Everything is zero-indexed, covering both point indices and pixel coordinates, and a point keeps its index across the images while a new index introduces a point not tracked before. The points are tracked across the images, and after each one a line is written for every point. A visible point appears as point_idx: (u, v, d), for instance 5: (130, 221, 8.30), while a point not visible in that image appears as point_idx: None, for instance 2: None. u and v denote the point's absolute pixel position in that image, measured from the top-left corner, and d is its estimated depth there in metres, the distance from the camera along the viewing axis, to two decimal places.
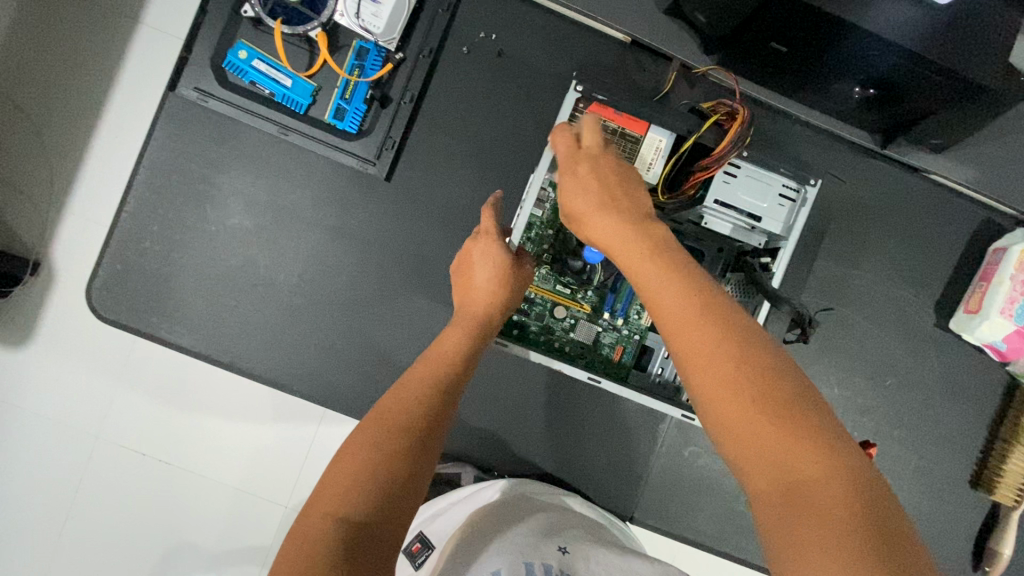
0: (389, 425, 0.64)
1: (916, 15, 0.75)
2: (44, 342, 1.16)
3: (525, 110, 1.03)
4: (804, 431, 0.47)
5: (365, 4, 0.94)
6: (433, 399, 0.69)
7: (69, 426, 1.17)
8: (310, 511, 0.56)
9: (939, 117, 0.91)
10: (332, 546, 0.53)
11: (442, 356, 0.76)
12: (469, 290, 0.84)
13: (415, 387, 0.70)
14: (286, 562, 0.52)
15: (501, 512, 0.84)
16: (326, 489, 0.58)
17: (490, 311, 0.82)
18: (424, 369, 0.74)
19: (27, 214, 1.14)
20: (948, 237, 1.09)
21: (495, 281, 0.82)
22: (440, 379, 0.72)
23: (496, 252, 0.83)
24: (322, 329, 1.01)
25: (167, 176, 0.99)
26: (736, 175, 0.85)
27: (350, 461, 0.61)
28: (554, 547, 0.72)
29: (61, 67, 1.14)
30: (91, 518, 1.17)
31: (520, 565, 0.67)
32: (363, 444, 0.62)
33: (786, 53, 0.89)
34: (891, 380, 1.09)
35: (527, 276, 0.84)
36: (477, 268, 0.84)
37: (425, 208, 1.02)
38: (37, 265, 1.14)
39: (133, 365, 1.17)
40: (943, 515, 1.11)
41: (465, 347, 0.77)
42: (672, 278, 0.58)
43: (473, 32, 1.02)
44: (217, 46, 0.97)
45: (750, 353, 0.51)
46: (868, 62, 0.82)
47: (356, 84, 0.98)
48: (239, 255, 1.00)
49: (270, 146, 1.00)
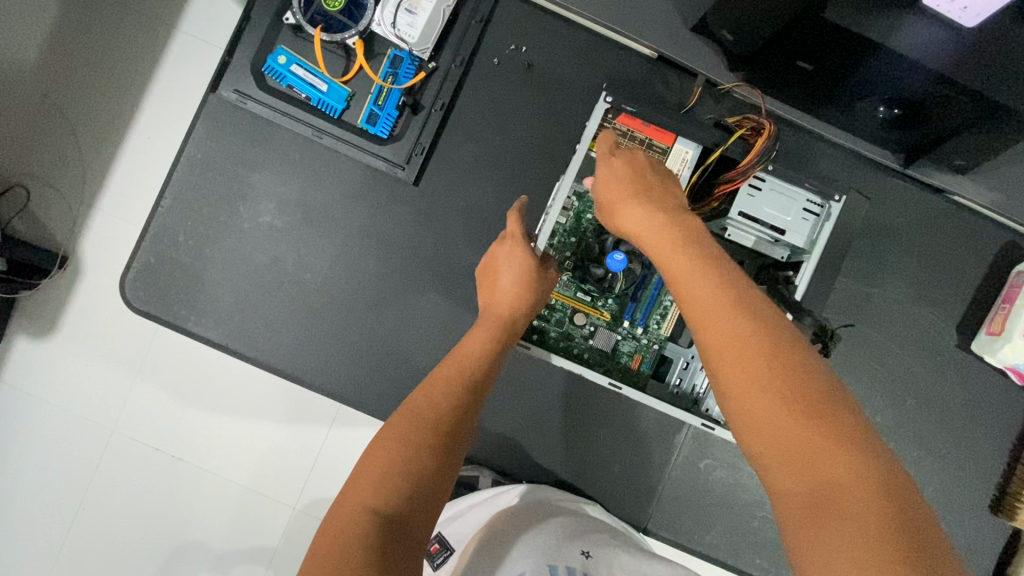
0: (420, 420, 0.66)
1: (943, 38, 0.77)
2: (69, 335, 1.19)
3: (553, 120, 1.06)
4: (833, 430, 0.48)
5: (402, 14, 0.98)
6: (459, 396, 0.71)
7: (87, 421, 1.19)
8: (343, 503, 0.58)
9: (958, 140, 0.93)
10: (365, 536, 0.54)
11: (470, 354, 0.77)
12: (494, 292, 0.85)
13: (443, 384, 0.72)
14: (322, 550, 0.54)
15: (521, 514, 0.85)
16: (357, 482, 0.60)
17: (515, 312, 0.83)
18: (451, 366, 0.75)
19: (61, 210, 1.18)
20: (971, 258, 1.09)
21: (523, 282, 0.84)
22: (468, 376, 0.74)
23: (521, 255, 0.85)
24: (345, 328, 1.03)
25: (204, 175, 1.02)
26: (761, 189, 0.87)
27: (380, 455, 0.62)
28: (576, 551, 0.73)
29: (103, 69, 1.18)
30: (100, 511, 1.19)
31: (544, 568, 0.68)
32: (393, 439, 0.64)
33: (811, 71, 0.90)
34: (910, 400, 1.09)
35: (552, 281, 0.86)
36: (502, 271, 0.86)
37: (450, 213, 1.04)
38: (66, 259, 1.18)
39: (154, 359, 1.19)
40: (962, 540, 1.09)
41: (490, 346, 0.79)
42: (704, 272, 0.60)
43: (503, 44, 1.05)
44: (257, 51, 1.00)
45: (780, 349, 0.53)
46: (892, 83, 0.85)
47: (390, 91, 1.01)
48: (269, 252, 1.03)
49: (304, 148, 1.03)
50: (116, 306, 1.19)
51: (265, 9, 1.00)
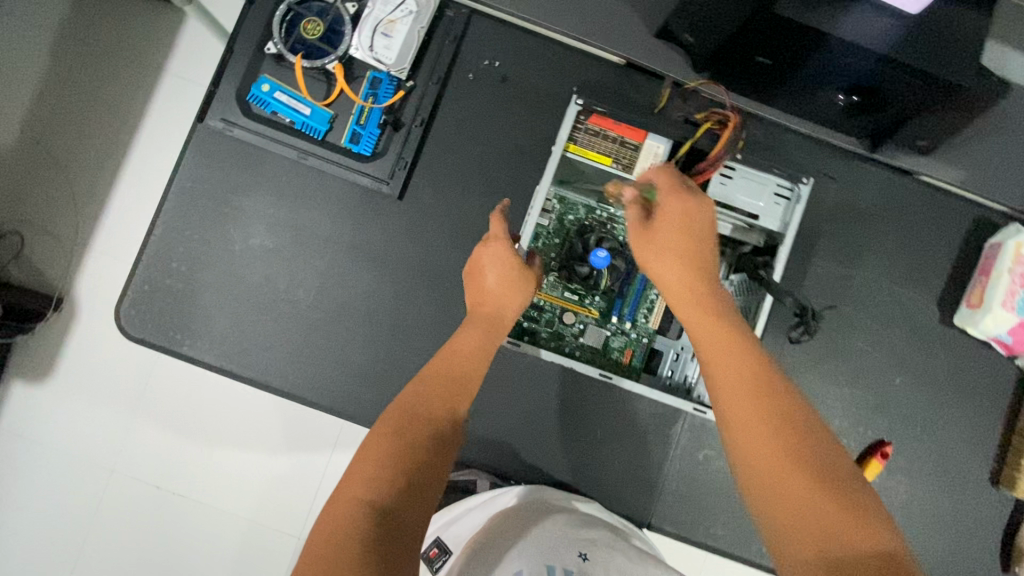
0: (412, 421, 0.67)
1: (888, 25, 0.83)
2: (66, 377, 1.20)
3: (529, 129, 1.09)
4: (847, 511, 0.53)
5: (377, 38, 1.02)
6: (450, 393, 0.73)
7: (84, 460, 1.19)
8: (336, 500, 0.59)
9: (922, 120, 0.96)
10: (359, 531, 0.55)
11: (463, 355, 0.78)
12: (481, 292, 0.87)
13: (436, 383, 0.73)
14: (320, 542, 0.55)
15: (520, 518, 0.83)
16: (352, 478, 0.61)
17: (502, 310, 0.85)
18: (441, 364, 0.76)
19: (53, 252, 1.20)
20: (944, 234, 1.12)
21: (509, 281, 0.85)
22: (460, 378, 0.75)
23: (507, 254, 0.87)
24: (340, 342, 1.05)
25: (194, 201, 1.05)
26: (732, 178, 0.90)
27: (376, 451, 0.63)
28: (574, 553, 0.72)
29: (94, 111, 1.23)
30: (100, 555, 1.18)
31: (541, 567, 0.68)
32: (387, 433, 0.65)
33: (771, 66, 0.95)
34: (901, 377, 1.10)
35: (536, 277, 0.88)
36: (487, 271, 0.87)
37: (436, 223, 1.07)
38: (60, 301, 1.20)
39: (151, 395, 1.20)
40: (966, 515, 1.10)
41: (481, 346, 0.80)
42: (735, 349, 0.64)
43: (478, 60, 1.09)
44: (241, 80, 1.04)
45: (801, 435, 0.57)
46: (845, 70, 0.89)
47: (371, 110, 1.05)
48: (262, 272, 1.05)
49: (290, 170, 1.06)
50: (113, 341, 1.20)
51: (247, 41, 1.04)
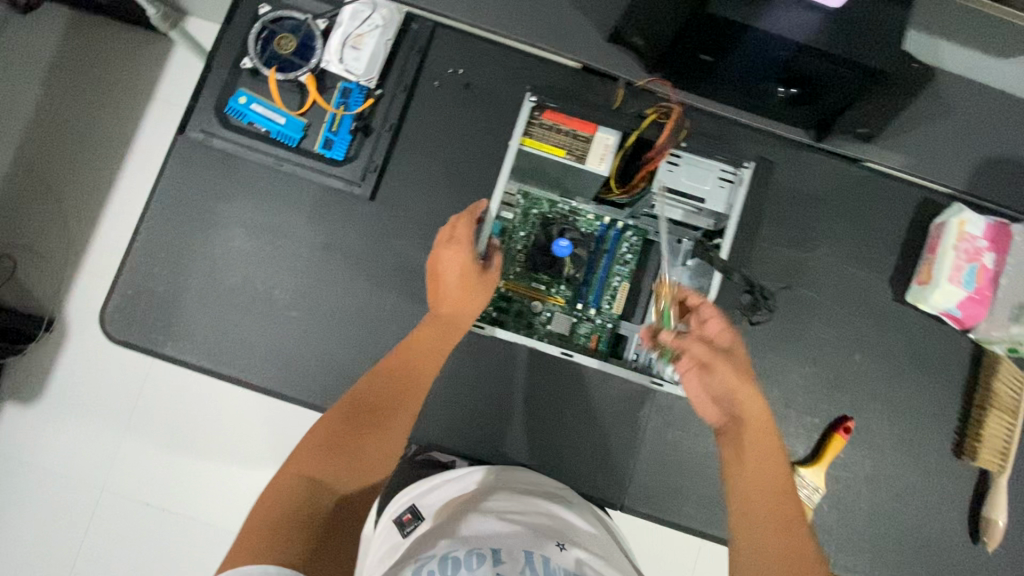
0: (363, 415, 0.77)
1: (812, 20, 0.90)
2: (59, 387, 1.30)
3: (493, 131, 1.16)
4: None
5: (347, 51, 1.10)
6: (395, 390, 0.81)
7: (78, 469, 1.28)
8: (284, 470, 0.71)
9: (858, 107, 1.03)
10: (295, 496, 0.69)
11: (424, 356, 0.85)
12: (439, 291, 0.92)
13: (388, 379, 0.82)
14: (265, 499, 0.69)
15: (500, 501, 0.82)
16: (300, 453, 0.73)
17: (456, 314, 0.90)
18: (395, 359, 0.84)
19: (44, 273, 1.33)
20: (893, 216, 1.18)
21: (464, 281, 0.91)
22: (414, 378, 0.83)
23: (463, 256, 0.91)
24: (318, 338, 1.09)
25: (175, 208, 1.10)
26: (678, 164, 0.99)
27: (321, 432, 0.75)
28: (552, 543, 0.72)
29: (81, 140, 1.36)
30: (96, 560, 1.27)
31: (520, 551, 0.68)
32: (336, 420, 0.76)
33: (713, 63, 1.02)
34: (860, 354, 1.15)
35: (490, 282, 0.93)
36: (445, 272, 0.92)
37: (407, 222, 1.12)
38: (52, 322, 1.31)
39: (144, 406, 1.29)
40: (932, 487, 1.13)
41: (439, 346, 0.87)
42: (763, 485, 0.72)
43: (443, 68, 1.16)
44: (219, 94, 1.10)
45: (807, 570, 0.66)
46: (777, 62, 0.97)
47: (342, 118, 1.12)
48: (241, 274, 1.10)
49: (266, 176, 1.11)
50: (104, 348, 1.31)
51: (225, 59, 1.11)
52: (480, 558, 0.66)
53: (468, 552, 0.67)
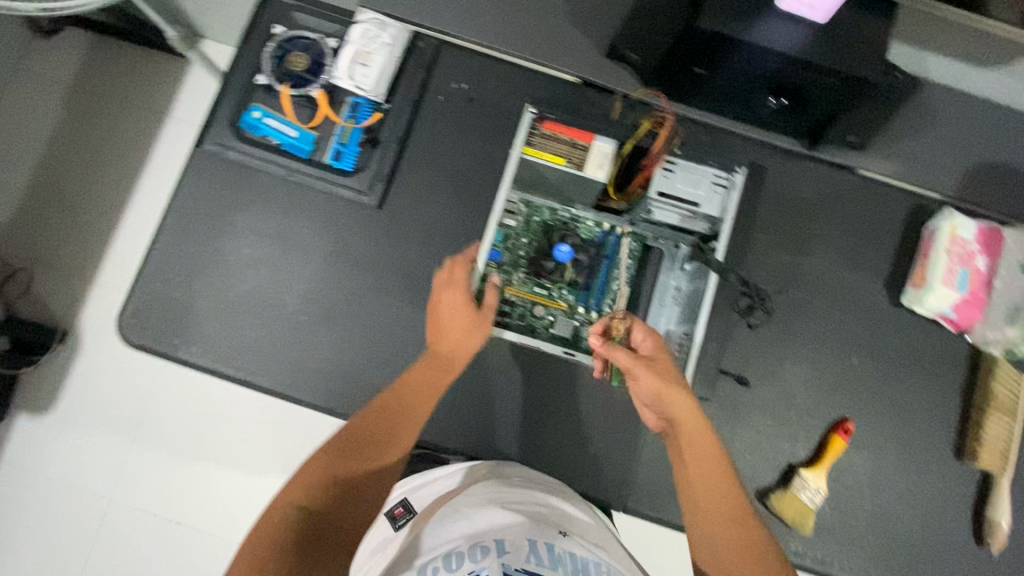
0: (357, 442, 0.85)
1: (798, 34, 0.94)
2: (110, 374, 1.57)
3: (496, 142, 1.20)
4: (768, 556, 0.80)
5: (357, 68, 1.15)
6: (389, 421, 0.88)
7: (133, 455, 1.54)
8: (276, 503, 0.77)
9: (847, 116, 1.07)
10: (289, 525, 0.74)
11: (420, 388, 0.91)
12: (438, 332, 0.96)
13: (382, 412, 0.88)
14: (260, 528, 0.74)
15: (499, 490, 0.84)
16: (293, 485, 0.79)
17: (453, 354, 0.95)
18: (392, 395, 0.90)
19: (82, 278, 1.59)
20: (887, 222, 1.21)
21: (463, 322, 0.95)
22: (409, 409, 0.89)
23: (463, 299, 0.97)
24: (327, 342, 1.12)
25: (191, 217, 1.14)
26: (674, 171, 1.05)
27: (316, 465, 0.81)
28: (555, 530, 0.76)
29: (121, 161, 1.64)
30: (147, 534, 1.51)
31: (524, 539, 0.71)
32: (330, 452, 0.83)
33: (705, 75, 1.07)
34: (858, 358, 1.16)
35: (488, 324, 0.97)
36: (444, 312, 0.96)
37: (413, 229, 1.16)
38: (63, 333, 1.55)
39: (189, 397, 1.57)
40: (933, 489, 1.14)
41: (435, 379, 0.93)
42: (705, 473, 0.84)
43: (447, 83, 1.21)
44: (234, 109, 1.16)
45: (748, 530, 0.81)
46: (766, 74, 1.02)
47: (352, 130, 1.18)
48: (253, 280, 1.13)
49: (278, 186, 1.16)
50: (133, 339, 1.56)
51: (241, 75, 1.17)
52: (484, 550, 0.69)
53: (471, 545, 0.70)
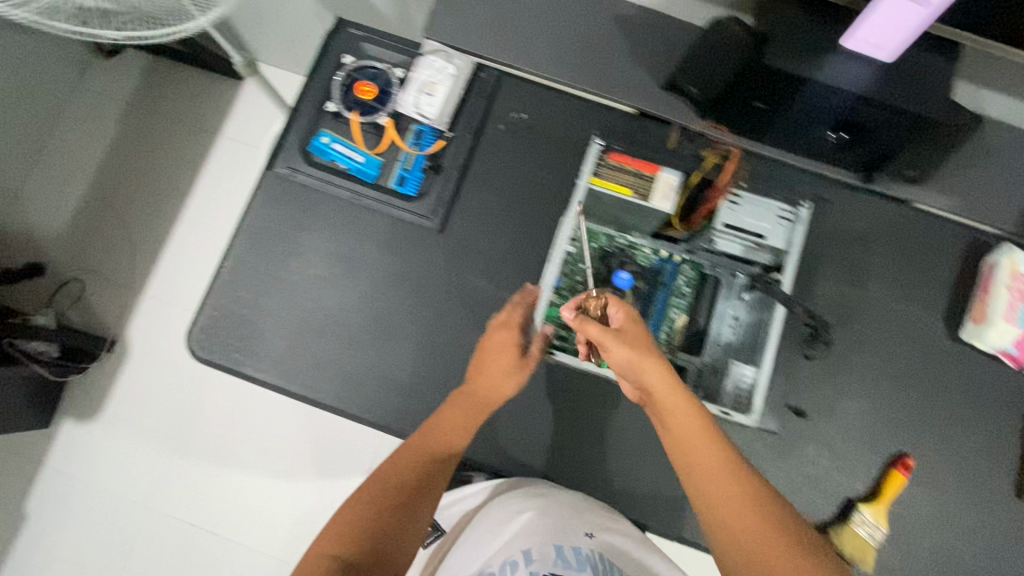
0: (385, 487, 0.93)
1: (865, 72, 0.98)
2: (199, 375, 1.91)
3: (554, 169, 1.23)
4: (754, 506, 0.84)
5: (422, 97, 1.19)
6: (417, 467, 0.96)
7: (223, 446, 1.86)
8: (309, 554, 0.82)
9: (907, 152, 1.09)
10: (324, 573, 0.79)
11: (445, 431, 1.00)
12: (479, 377, 1.04)
13: (407, 458, 0.97)
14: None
15: (519, 496, 1.08)
16: (325, 536, 0.85)
17: (489, 400, 1.03)
18: (418, 442, 0.99)
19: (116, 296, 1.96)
20: (942, 256, 1.21)
21: (504, 366, 1.03)
22: (436, 452, 0.98)
23: (507, 347, 1.04)
24: (387, 361, 1.14)
25: (260, 237, 1.19)
26: (739, 204, 1.08)
27: (347, 516, 0.88)
28: (583, 532, 0.98)
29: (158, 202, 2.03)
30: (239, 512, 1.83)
31: (550, 543, 0.95)
32: (362, 501, 0.90)
33: (766, 110, 1.09)
34: (915, 391, 1.16)
35: (528, 371, 1.05)
36: (488, 359, 1.04)
37: (473, 252, 1.19)
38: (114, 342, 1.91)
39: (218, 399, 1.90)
40: (995, 528, 1.12)
41: (463, 428, 1.01)
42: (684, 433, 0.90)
43: (507, 112, 1.25)
44: (305, 134, 1.21)
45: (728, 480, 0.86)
46: (828, 111, 1.05)
47: (415, 157, 1.22)
48: (318, 298, 1.17)
49: (344, 209, 1.20)
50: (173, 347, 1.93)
51: (311, 102, 1.22)
52: (514, 564, 0.92)
53: (504, 563, 0.93)
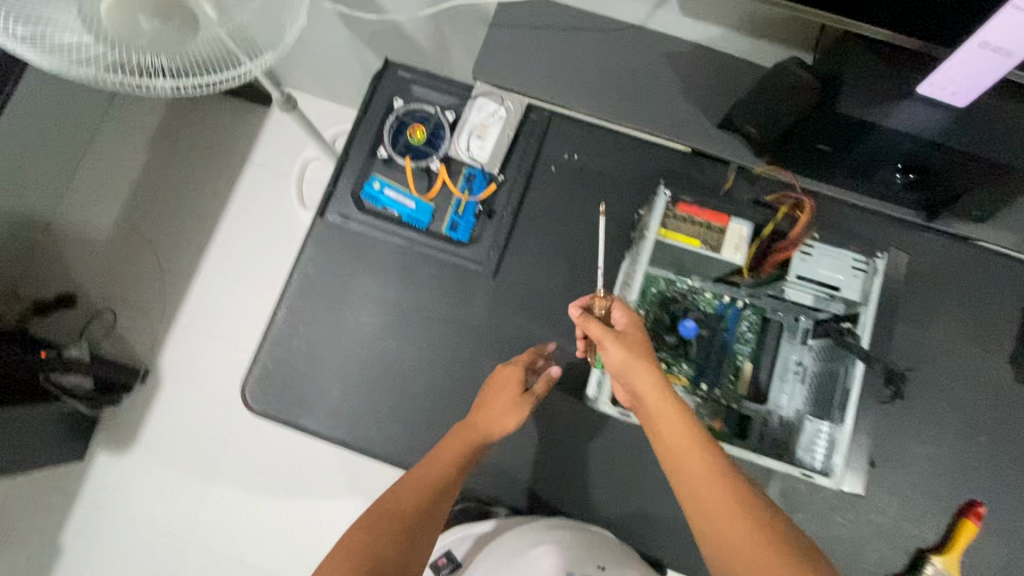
0: (383, 516, 0.90)
1: (936, 117, 0.95)
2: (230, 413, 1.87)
3: (608, 211, 1.21)
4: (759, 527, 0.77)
5: (473, 140, 1.19)
6: (427, 496, 0.94)
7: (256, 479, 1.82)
8: None
9: (977, 194, 1.03)
10: None
11: (446, 457, 0.98)
12: (481, 410, 1.04)
13: (411, 486, 0.95)
14: None
15: (532, 530, 1.08)
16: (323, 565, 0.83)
17: (492, 434, 1.01)
18: (424, 470, 0.97)
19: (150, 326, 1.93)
20: (1008, 295, 1.18)
21: (508, 400, 1.03)
22: (442, 483, 0.95)
23: (513, 377, 1.04)
24: (444, 412, 1.12)
25: (312, 285, 1.17)
26: (812, 254, 1.02)
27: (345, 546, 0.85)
28: (594, 565, 0.99)
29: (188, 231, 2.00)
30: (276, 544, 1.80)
31: None
32: (362, 530, 0.88)
33: (830, 151, 1.08)
34: (985, 436, 1.13)
35: (532, 405, 1.04)
36: (493, 393, 1.04)
37: (529, 298, 1.17)
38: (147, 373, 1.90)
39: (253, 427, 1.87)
40: None
41: (464, 458, 0.98)
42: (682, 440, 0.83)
43: (559, 153, 1.23)
44: (356, 181, 1.20)
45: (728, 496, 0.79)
46: (895, 152, 1.03)
47: (467, 202, 1.19)
48: (372, 348, 1.15)
49: (396, 255, 1.18)
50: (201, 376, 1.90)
51: (362, 148, 1.21)
52: None
53: None
